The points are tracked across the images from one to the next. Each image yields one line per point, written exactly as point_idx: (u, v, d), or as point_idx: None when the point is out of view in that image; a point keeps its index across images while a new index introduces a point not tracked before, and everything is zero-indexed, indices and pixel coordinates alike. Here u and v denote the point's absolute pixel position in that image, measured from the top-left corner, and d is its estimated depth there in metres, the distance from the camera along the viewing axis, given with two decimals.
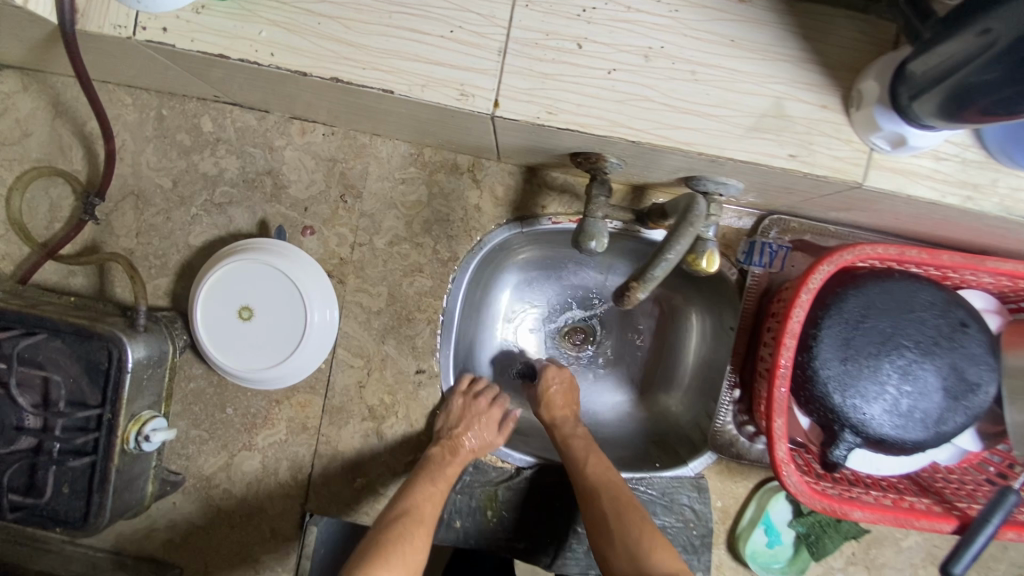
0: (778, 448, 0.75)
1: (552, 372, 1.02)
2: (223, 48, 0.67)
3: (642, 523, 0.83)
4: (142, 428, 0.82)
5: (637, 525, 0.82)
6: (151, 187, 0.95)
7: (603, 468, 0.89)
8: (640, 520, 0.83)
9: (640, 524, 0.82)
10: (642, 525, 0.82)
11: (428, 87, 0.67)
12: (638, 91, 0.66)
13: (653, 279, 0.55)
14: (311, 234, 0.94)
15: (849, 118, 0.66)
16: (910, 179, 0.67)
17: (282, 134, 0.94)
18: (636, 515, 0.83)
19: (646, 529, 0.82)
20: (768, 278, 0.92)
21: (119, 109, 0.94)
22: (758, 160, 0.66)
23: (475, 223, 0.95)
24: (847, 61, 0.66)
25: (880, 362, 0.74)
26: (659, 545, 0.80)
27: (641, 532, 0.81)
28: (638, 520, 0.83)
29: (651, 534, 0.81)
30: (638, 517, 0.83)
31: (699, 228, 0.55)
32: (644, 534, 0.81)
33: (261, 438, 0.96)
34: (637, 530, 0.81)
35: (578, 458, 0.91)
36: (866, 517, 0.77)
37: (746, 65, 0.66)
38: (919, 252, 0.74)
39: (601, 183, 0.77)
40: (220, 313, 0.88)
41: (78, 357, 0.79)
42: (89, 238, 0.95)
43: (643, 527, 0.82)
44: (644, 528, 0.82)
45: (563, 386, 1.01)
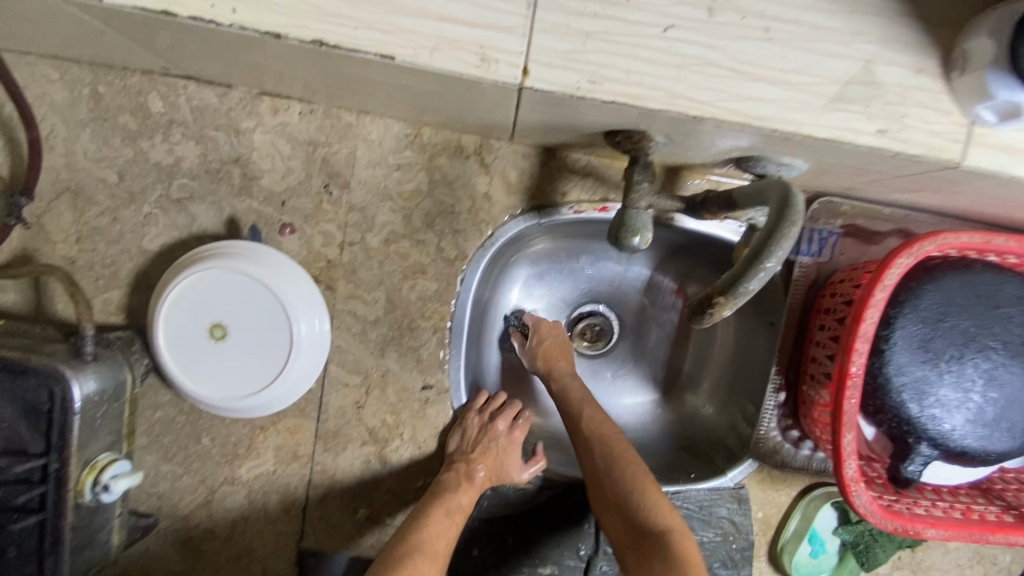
0: (848, 467, 0.67)
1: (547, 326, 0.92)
2: (167, 2, 0.51)
3: (662, 501, 0.75)
4: (99, 477, 0.69)
5: (647, 501, 0.74)
6: (91, 181, 0.79)
7: (609, 445, 0.80)
8: (656, 495, 0.75)
9: (652, 501, 0.74)
10: (661, 501, 0.74)
11: (440, 51, 0.53)
12: (700, 54, 0.54)
13: (746, 292, 0.45)
14: (291, 233, 0.80)
15: (949, 83, 0.56)
16: (1017, 157, 0.57)
17: (249, 114, 0.78)
18: (647, 493, 0.75)
19: (668, 507, 0.74)
20: (817, 268, 0.83)
21: (43, 86, 0.77)
22: (842, 137, 0.55)
23: (485, 215, 0.82)
24: (945, 15, 0.55)
25: (963, 366, 0.65)
26: (680, 532, 0.72)
27: (658, 510, 0.74)
28: (649, 495, 0.75)
29: (670, 514, 0.73)
30: (647, 493, 0.75)
31: (800, 226, 0.44)
32: (661, 512, 0.73)
33: (245, 470, 0.83)
34: (651, 505, 0.74)
35: (582, 426, 0.83)
36: (939, 535, 0.69)
37: (829, 20, 0.54)
38: (1006, 239, 0.65)
39: (644, 167, 0.65)
40: (187, 331, 0.73)
41: (12, 399, 0.65)
42: (19, 246, 0.79)
43: (659, 504, 0.74)
44: (664, 506, 0.74)
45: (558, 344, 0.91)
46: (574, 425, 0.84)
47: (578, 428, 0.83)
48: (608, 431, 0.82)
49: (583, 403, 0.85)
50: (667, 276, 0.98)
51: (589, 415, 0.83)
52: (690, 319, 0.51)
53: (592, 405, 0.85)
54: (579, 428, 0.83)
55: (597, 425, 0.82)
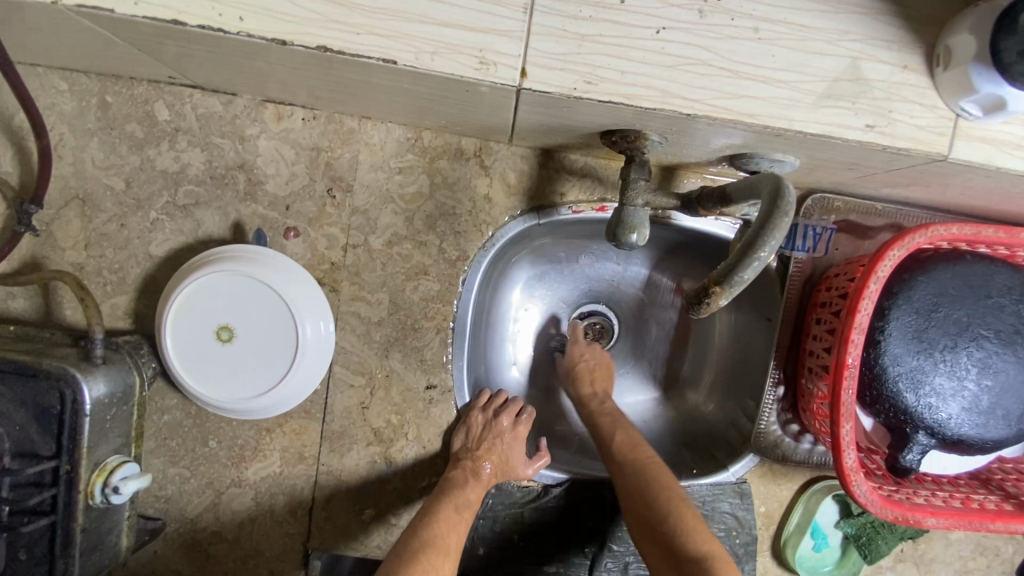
0: (847, 456, 0.68)
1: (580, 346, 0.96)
2: (177, 12, 0.53)
3: (702, 528, 0.75)
4: (109, 478, 0.69)
5: (687, 528, 0.75)
6: (99, 189, 0.80)
7: (651, 474, 0.80)
8: (698, 521, 0.76)
9: (689, 526, 0.75)
10: (702, 528, 0.75)
11: (441, 55, 0.55)
12: (692, 54, 0.55)
13: (741, 282, 0.46)
14: (296, 237, 0.81)
15: (933, 78, 0.58)
16: (1001, 148, 0.59)
17: (254, 120, 0.80)
18: (687, 522, 0.75)
19: (709, 535, 0.75)
20: (812, 263, 0.84)
21: (52, 97, 0.79)
22: (831, 132, 0.57)
23: (486, 216, 0.84)
24: (928, 12, 0.57)
25: (957, 355, 0.66)
26: (722, 559, 0.72)
27: (697, 534, 0.74)
28: (690, 522, 0.75)
29: (712, 542, 0.74)
30: (688, 521, 0.75)
31: (792, 218, 0.46)
32: (702, 538, 0.74)
33: (252, 472, 0.84)
34: (691, 532, 0.74)
35: (614, 450, 0.83)
36: (939, 524, 0.70)
37: (816, 19, 0.56)
38: (995, 230, 0.67)
39: (641, 165, 0.66)
40: (194, 334, 0.74)
41: (23, 402, 0.66)
42: (28, 253, 0.80)
43: (700, 530, 0.75)
44: (703, 533, 0.74)
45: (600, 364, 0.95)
46: (610, 452, 0.84)
47: (610, 451, 0.84)
48: (652, 461, 0.82)
49: (614, 427, 0.86)
50: (665, 275, 0.99)
51: (629, 441, 0.83)
52: (687, 309, 0.51)
53: (624, 430, 0.85)
54: (611, 453, 0.83)
55: (639, 453, 0.82)
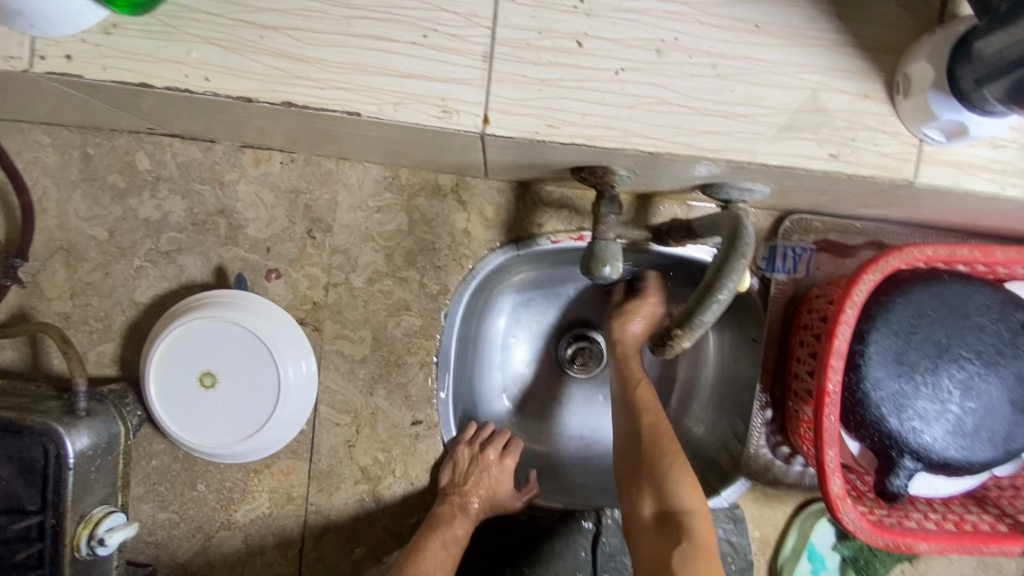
0: (833, 483, 0.67)
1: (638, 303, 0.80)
2: (144, 75, 0.55)
3: (692, 482, 0.67)
4: (94, 531, 0.70)
5: (676, 479, 0.66)
6: (83, 239, 0.81)
7: (647, 407, 0.73)
8: (691, 473, 0.67)
9: (682, 479, 0.67)
10: (693, 480, 0.67)
11: (403, 105, 0.55)
12: (652, 93, 0.56)
13: (703, 323, 0.46)
14: (277, 279, 0.82)
15: (895, 106, 0.58)
16: (969, 171, 0.58)
17: (232, 166, 0.81)
18: (675, 470, 0.67)
19: (698, 486, 0.67)
20: (794, 284, 0.84)
21: (36, 151, 0.80)
22: (796, 164, 0.57)
23: (465, 250, 0.84)
24: (887, 41, 0.57)
25: (938, 377, 0.66)
26: (703, 517, 0.65)
27: (685, 488, 0.66)
28: (677, 472, 0.67)
29: (696, 496, 0.66)
30: (676, 470, 0.67)
31: (751, 257, 0.47)
32: (687, 491, 0.66)
33: (241, 515, 0.84)
34: (678, 486, 0.66)
35: (632, 398, 0.74)
36: (931, 548, 0.69)
37: (774, 54, 0.57)
38: (970, 250, 0.67)
39: (610, 200, 0.67)
40: (178, 381, 0.75)
41: (9, 457, 0.66)
42: (15, 305, 0.81)
43: (692, 485, 0.66)
44: (692, 486, 0.66)
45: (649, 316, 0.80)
46: (620, 401, 0.76)
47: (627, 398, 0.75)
48: (652, 398, 0.74)
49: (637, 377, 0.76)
50: None
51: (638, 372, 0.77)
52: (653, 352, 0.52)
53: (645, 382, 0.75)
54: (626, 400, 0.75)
55: (641, 389, 0.75)
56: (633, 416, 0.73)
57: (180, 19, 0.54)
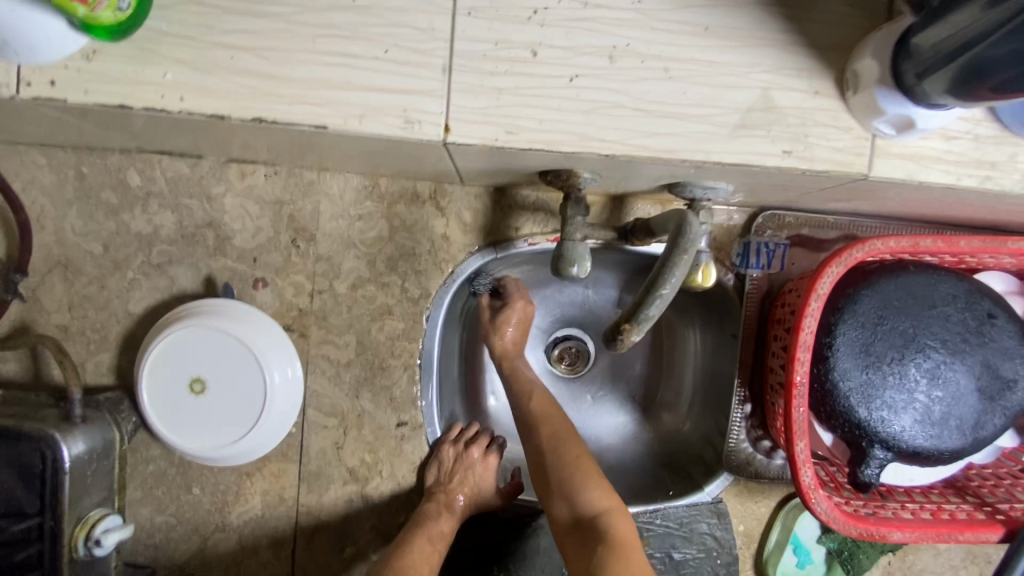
0: (804, 474, 0.68)
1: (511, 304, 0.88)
2: (123, 97, 0.58)
3: (599, 483, 0.75)
4: (91, 532, 0.73)
5: (583, 484, 0.75)
6: (80, 254, 0.85)
7: (542, 421, 0.82)
8: (597, 476, 0.76)
9: (588, 484, 0.75)
10: (601, 483, 0.75)
11: (367, 117, 0.58)
12: (606, 98, 0.58)
13: (648, 317, 0.53)
14: (264, 287, 0.85)
15: (847, 102, 0.59)
16: (923, 163, 0.60)
17: (219, 180, 0.85)
18: (580, 475, 0.76)
19: (607, 487, 0.76)
20: (768, 279, 0.85)
21: (33, 171, 0.84)
22: (751, 161, 0.59)
23: (445, 254, 0.86)
24: (838, 39, 0.59)
25: (905, 367, 0.67)
26: (618, 515, 0.73)
27: (596, 492, 0.74)
28: (584, 478, 0.75)
29: (606, 496, 0.74)
30: (582, 476, 0.75)
31: (694, 253, 0.52)
32: (596, 492, 0.74)
33: (235, 517, 0.87)
34: (586, 489, 0.74)
35: (529, 412, 0.83)
36: (906, 537, 0.70)
37: (725, 55, 0.58)
38: (933, 240, 0.68)
39: (576, 202, 0.69)
40: (169, 388, 0.78)
41: (8, 463, 0.69)
42: (17, 318, 0.85)
43: (599, 487, 0.75)
44: (600, 488, 0.75)
45: (519, 322, 0.88)
46: (524, 415, 0.84)
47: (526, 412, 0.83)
48: (546, 410, 0.83)
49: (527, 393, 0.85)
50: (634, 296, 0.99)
51: (528, 392, 0.85)
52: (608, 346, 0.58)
53: (535, 395, 0.84)
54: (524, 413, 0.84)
55: (532, 406, 0.83)
56: (533, 430, 0.82)
57: (156, 43, 0.57)
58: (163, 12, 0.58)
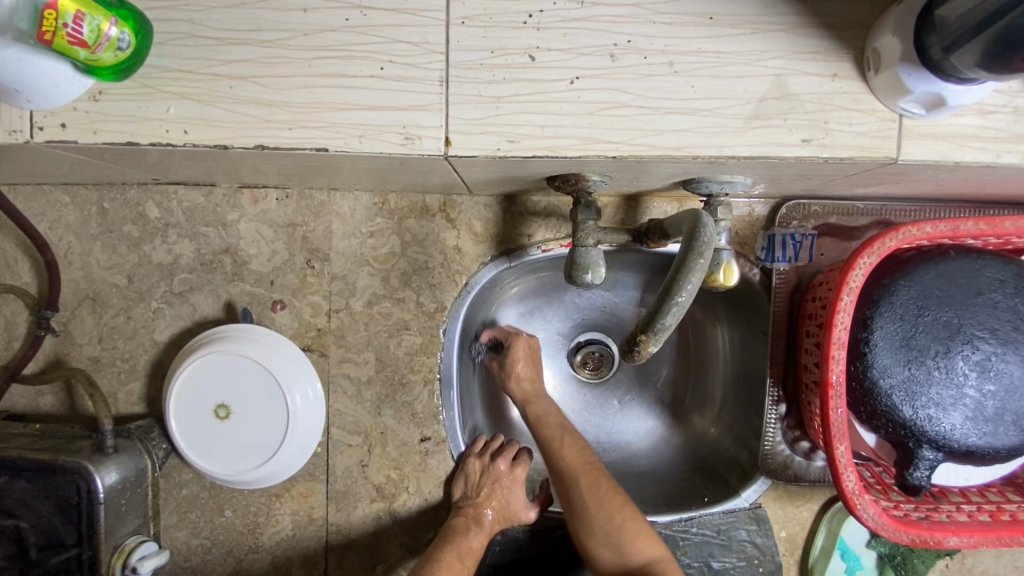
0: (846, 478, 0.64)
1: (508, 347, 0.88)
2: (131, 135, 0.59)
3: (648, 535, 0.75)
4: (128, 559, 0.75)
5: (632, 538, 0.75)
6: (106, 287, 0.87)
7: (580, 474, 0.79)
8: (643, 529, 0.76)
9: (635, 538, 0.75)
10: (648, 534, 0.75)
11: (368, 137, 0.57)
12: (610, 99, 0.56)
13: (665, 327, 0.52)
14: (282, 309, 0.86)
15: (868, 82, 0.55)
16: (958, 142, 0.55)
17: (233, 207, 0.86)
18: (629, 528, 0.75)
19: (652, 537, 0.75)
20: (796, 272, 0.81)
21: (58, 210, 0.87)
22: (767, 152, 0.56)
23: (458, 266, 0.85)
24: (855, 16, 0.55)
25: (952, 360, 0.62)
26: (667, 563, 0.74)
27: (642, 545, 0.75)
28: (632, 533, 0.75)
29: (653, 545, 0.75)
30: (630, 530, 0.75)
31: (707, 257, 0.51)
32: (643, 544, 0.75)
33: (266, 538, 0.87)
34: (635, 543, 0.75)
35: (558, 463, 0.80)
36: (964, 543, 0.65)
37: (732, 44, 0.55)
38: (975, 223, 0.63)
39: (587, 206, 0.67)
40: (196, 414, 0.79)
41: (46, 495, 0.72)
42: (51, 353, 0.88)
43: (647, 540, 0.75)
44: (648, 538, 0.75)
45: (527, 355, 0.87)
46: (553, 464, 0.81)
47: (556, 460, 0.80)
48: (581, 458, 0.80)
49: (562, 440, 0.81)
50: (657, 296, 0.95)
51: (557, 444, 0.81)
52: (623, 357, 0.57)
53: (570, 442, 0.81)
54: (552, 462, 0.81)
55: (567, 457, 0.80)
56: (568, 485, 0.79)
57: (158, 79, 0.58)
58: (163, 49, 0.58)
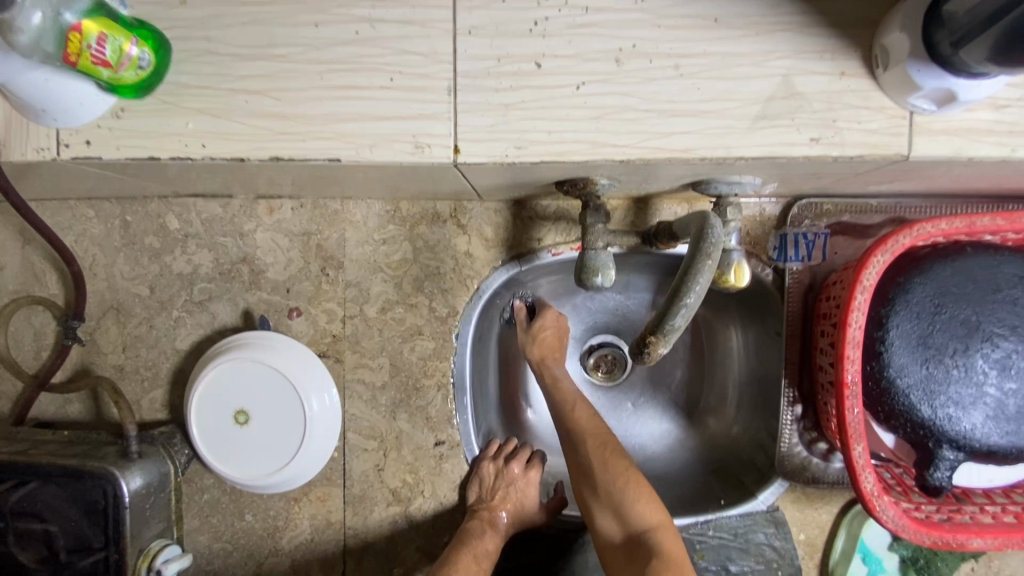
0: (865, 480, 0.64)
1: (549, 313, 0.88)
2: (151, 150, 0.61)
3: (650, 499, 0.74)
4: (152, 562, 0.78)
5: (637, 502, 0.73)
6: (129, 297, 0.90)
7: (588, 433, 0.78)
8: (646, 493, 0.74)
9: (639, 502, 0.74)
10: (652, 498, 0.74)
11: (378, 146, 0.58)
12: (616, 103, 0.56)
13: (674, 328, 0.52)
14: (299, 316, 0.88)
15: (876, 80, 0.55)
16: (971, 138, 0.55)
17: (249, 217, 0.88)
18: (632, 492, 0.74)
19: (655, 503, 0.74)
20: (810, 272, 0.81)
21: (84, 223, 0.90)
22: (775, 152, 0.56)
23: (469, 271, 0.86)
24: (862, 15, 0.55)
25: (971, 359, 0.61)
26: (666, 530, 0.73)
27: (645, 509, 0.73)
28: (636, 495, 0.74)
29: (656, 511, 0.73)
30: (633, 494, 0.74)
31: (716, 260, 0.52)
32: (647, 510, 0.73)
33: (286, 542, 0.88)
34: (638, 507, 0.73)
35: (568, 422, 0.80)
36: (988, 545, 0.64)
37: (737, 46, 0.56)
38: (992, 219, 0.62)
39: (596, 210, 0.68)
40: (216, 420, 0.81)
41: (74, 500, 0.74)
42: (78, 362, 0.91)
43: (650, 504, 0.74)
44: (650, 503, 0.73)
45: (553, 330, 0.88)
46: (562, 425, 0.80)
47: (564, 422, 0.80)
48: (592, 420, 0.80)
49: (574, 404, 0.81)
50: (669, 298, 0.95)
51: (568, 408, 0.80)
52: (633, 358, 0.57)
53: (583, 406, 0.81)
54: (562, 421, 0.80)
55: (579, 419, 0.79)
56: (574, 447, 0.78)
57: (178, 95, 0.60)
58: (182, 67, 0.60)
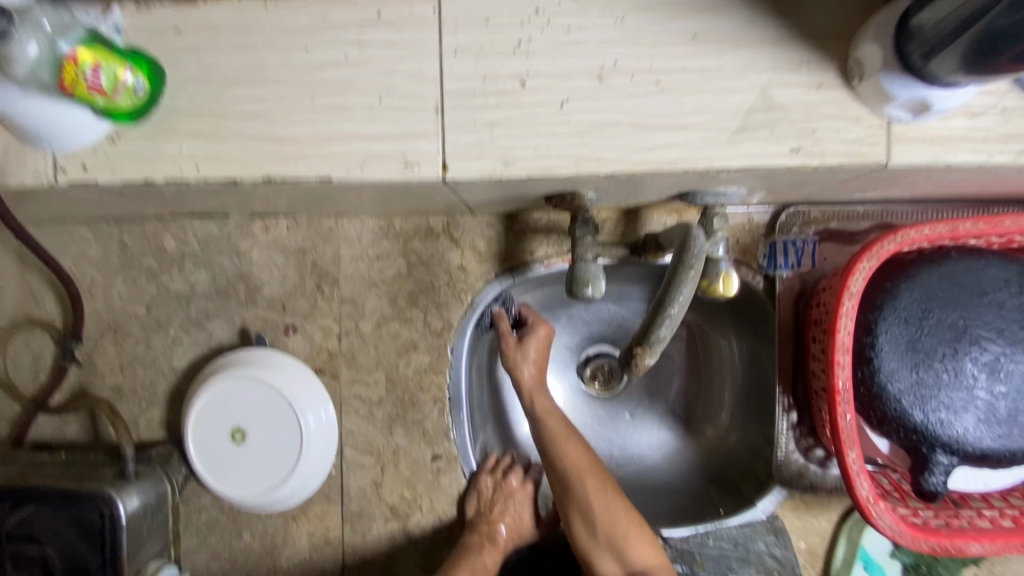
0: (860, 486, 0.63)
1: (537, 325, 0.83)
2: (146, 173, 0.62)
3: (648, 542, 0.75)
4: None
5: (635, 543, 0.74)
6: (127, 318, 0.90)
7: (585, 475, 0.76)
8: (644, 535, 0.75)
9: (636, 542, 0.74)
10: (649, 538, 0.75)
11: (368, 164, 0.60)
12: (600, 118, 0.58)
13: (659, 339, 0.54)
14: (294, 333, 0.88)
15: (853, 91, 0.56)
16: (949, 145, 0.56)
17: (245, 236, 0.89)
18: (630, 533, 0.74)
19: (653, 544, 0.75)
20: (800, 278, 0.81)
21: (81, 245, 0.90)
22: (757, 163, 0.57)
23: (463, 285, 0.87)
24: (837, 28, 0.56)
25: (961, 363, 0.62)
26: (663, 569, 0.74)
27: (643, 551, 0.74)
28: (635, 538, 0.74)
29: (654, 551, 0.75)
30: (633, 536, 0.74)
31: (699, 271, 0.54)
32: (646, 550, 0.74)
33: (284, 560, 0.88)
34: (637, 548, 0.74)
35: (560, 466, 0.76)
36: (986, 550, 0.64)
37: (716, 61, 0.57)
38: (974, 223, 0.63)
39: (585, 223, 0.69)
40: (213, 438, 0.81)
41: (70, 522, 0.74)
42: (76, 383, 0.91)
43: (648, 544, 0.75)
44: (648, 545, 0.75)
45: (540, 349, 0.82)
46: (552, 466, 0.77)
47: (556, 465, 0.77)
48: (587, 460, 0.77)
49: (566, 446, 0.77)
50: None
51: (559, 448, 0.77)
52: (624, 370, 0.59)
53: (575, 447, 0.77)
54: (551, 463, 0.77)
55: (573, 460, 0.76)
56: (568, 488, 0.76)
57: (172, 119, 0.61)
58: (176, 91, 0.62)
